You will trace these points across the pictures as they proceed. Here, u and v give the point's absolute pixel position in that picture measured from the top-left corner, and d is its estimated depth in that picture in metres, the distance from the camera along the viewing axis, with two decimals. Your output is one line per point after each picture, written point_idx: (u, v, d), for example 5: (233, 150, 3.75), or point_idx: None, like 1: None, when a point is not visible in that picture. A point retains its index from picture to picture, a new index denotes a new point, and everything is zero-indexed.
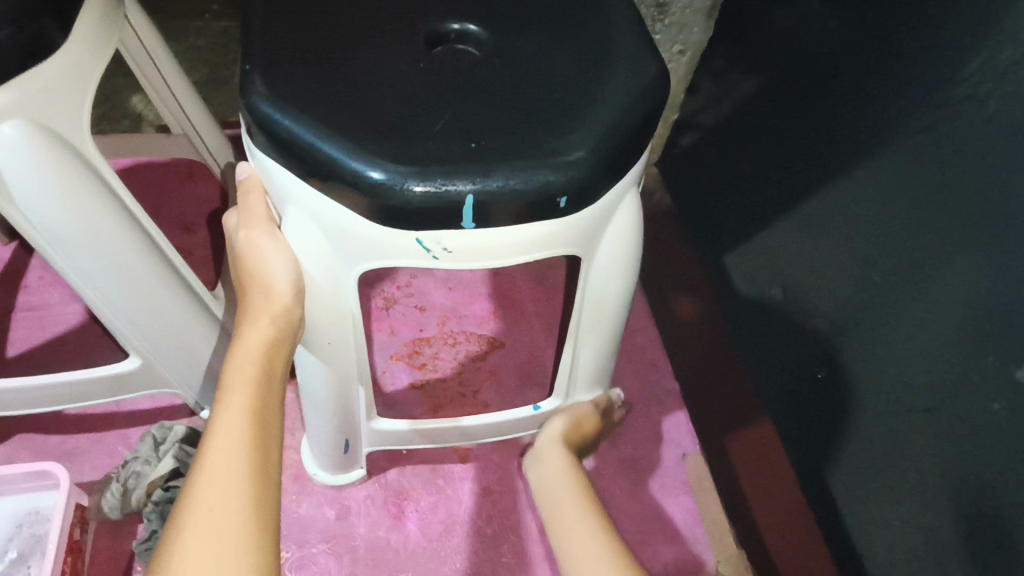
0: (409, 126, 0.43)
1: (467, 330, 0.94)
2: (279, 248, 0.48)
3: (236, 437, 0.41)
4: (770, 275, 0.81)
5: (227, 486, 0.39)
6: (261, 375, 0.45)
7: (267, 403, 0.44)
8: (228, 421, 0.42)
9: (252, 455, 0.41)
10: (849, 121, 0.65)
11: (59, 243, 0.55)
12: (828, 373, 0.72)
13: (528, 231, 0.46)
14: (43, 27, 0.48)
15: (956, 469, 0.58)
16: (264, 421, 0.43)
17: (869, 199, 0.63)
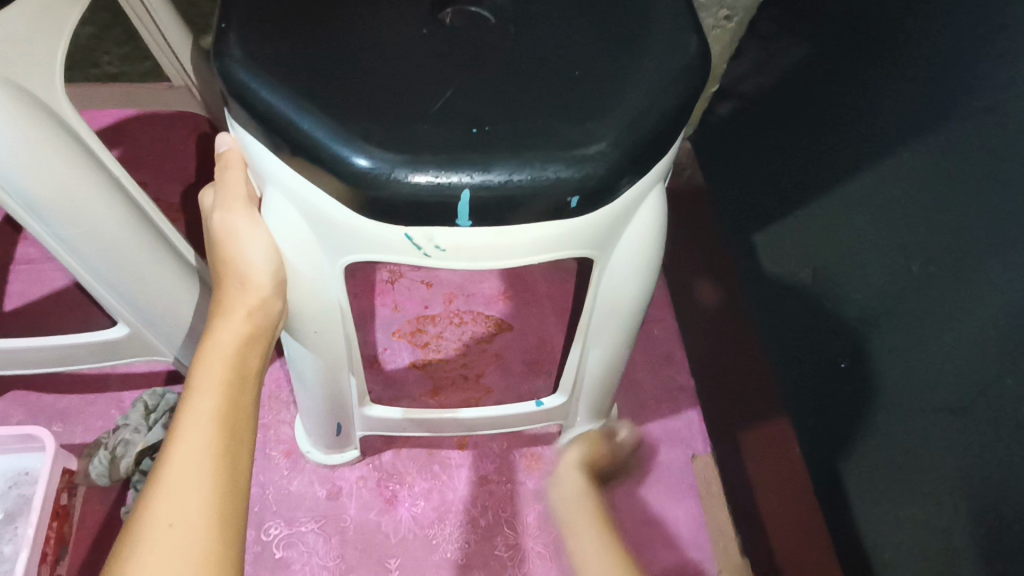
0: (403, 104, 0.37)
1: (475, 309, 0.89)
2: (255, 232, 0.43)
3: (202, 445, 0.38)
4: (800, 258, 0.73)
5: (190, 497, 0.36)
6: (233, 375, 0.41)
7: (238, 407, 0.41)
8: (194, 426, 0.39)
9: (219, 465, 0.38)
10: (902, 102, 0.56)
11: (36, 210, 0.50)
12: (852, 363, 0.64)
13: (532, 233, 0.41)
14: None
15: (981, 500, 0.51)
16: (234, 428, 0.40)
17: (921, 186, 0.54)
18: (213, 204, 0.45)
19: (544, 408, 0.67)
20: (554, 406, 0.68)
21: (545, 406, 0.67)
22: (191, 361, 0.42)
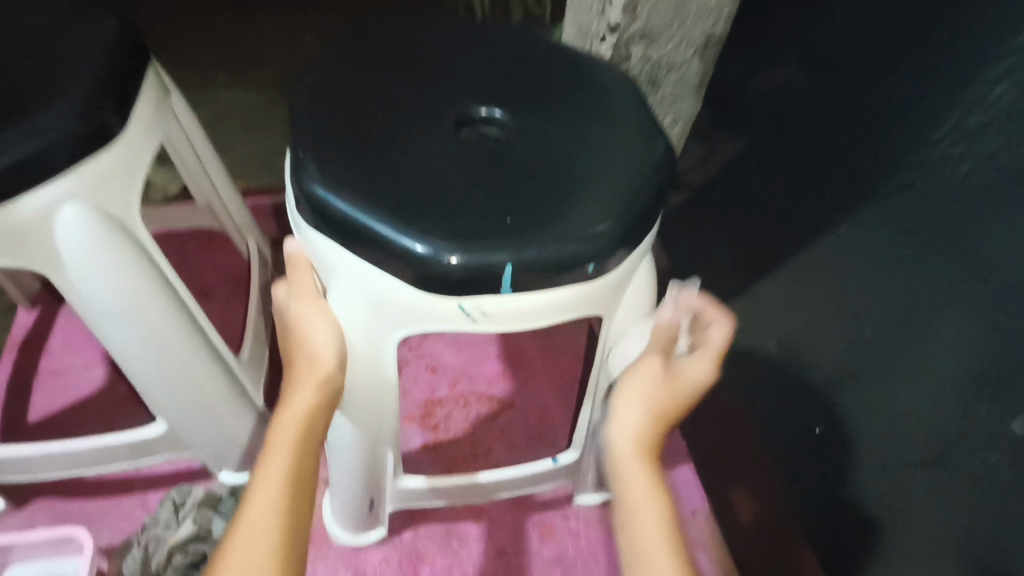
0: (449, 204, 0.47)
1: (478, 390, 0.96)
2: (323, 318, 0.51)
3: (272, 500, 0.43)
4: (761, 329, 0.84)
5: (259, 546, 0.41)
6: (302, 440, 0.47)
7: (303, 470, 0.46)
8: (265, 485, 0.44)
9: (284, 520, 0.43)
10: (834, 182, 0.69)
11: (106, 314, 0.57)
12: (824, 429, 0.74)
13: (557, 297, 0.50)
14: (107, 121, 0.52)
15: (964, 514, 0.58)
16: (299, 487, 0.45)
17: (870, 250, 0.67)
18: (286, 297, 0.53)
19: (560, 463, 0.74)
20: (568, 462, 0.75)
21: (560, 462, 0.74)
22: (267, 428, 0.48)
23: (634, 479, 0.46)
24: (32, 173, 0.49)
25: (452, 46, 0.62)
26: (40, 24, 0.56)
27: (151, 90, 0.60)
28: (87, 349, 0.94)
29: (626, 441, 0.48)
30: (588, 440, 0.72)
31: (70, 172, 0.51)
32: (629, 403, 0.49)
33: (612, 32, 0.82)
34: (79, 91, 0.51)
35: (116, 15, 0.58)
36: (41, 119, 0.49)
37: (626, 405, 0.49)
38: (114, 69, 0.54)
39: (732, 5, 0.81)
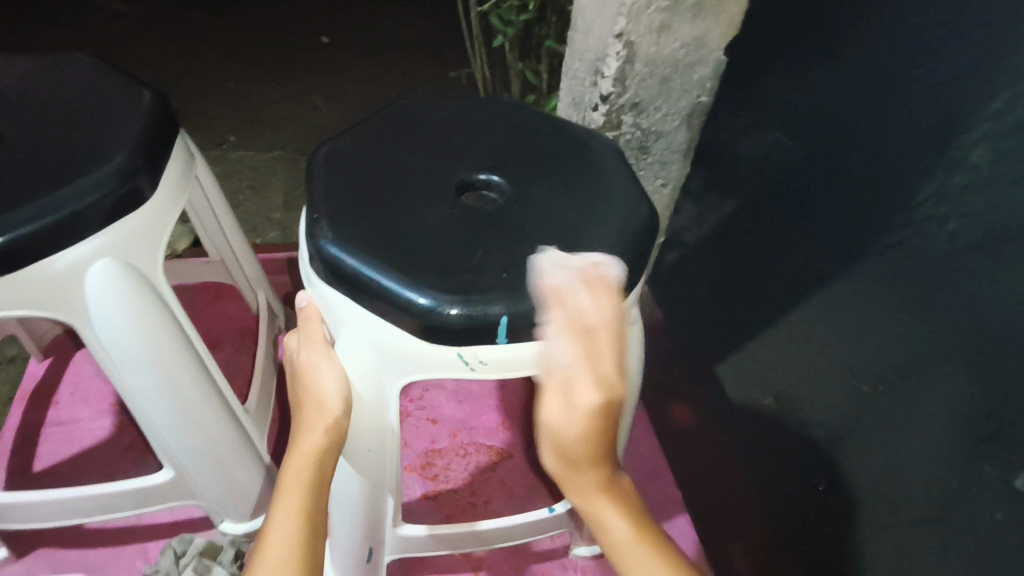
0: (451, 264, 0.53)
1: (478, 441, 0.98)
2: (331, 366, 0.56)
3: (286, 538, 0.49)
4: (762, 386, 0.90)
5: None
6: (312, 481, 0.52)
7: (314, 509, 0.51)
8: (280, 523, 0.50)
9: (297, 558, 0.48)
10: (819, 241, 0.74)
11: (127, 362, 0.61)
12: (828, 486, 0.77)
13: (549, 346, 0.54)
14: (139, 184, 0.57)
15: (962, 562, 0.59)
16: (311, 524, 0.51)
17: (851, 305, 0.70)
18: (297, 346, 0.58)
19: (556, 513, 0.75)
20: (565, 510, 0.76)
21: (557, 511, 0.76)
22: (280, 469, 0.54)
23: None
24: (68, 232, 0.53)
25: (457, 118, 0.68)
26: (82, 98, 0.62)
27: (178, 157, 0.65)
28: (94, 400, 0.96)
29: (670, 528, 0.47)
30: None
31: (102, 231, 0.56)
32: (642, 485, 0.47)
33: (604, 103, 0.93)
34: (115, 158, 0.56)
35: (152, 90, 0.64)
36: (80, 182, 0.54)
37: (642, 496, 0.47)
38: (148, 138, 0.59)
39: (712, 80, 0.90)
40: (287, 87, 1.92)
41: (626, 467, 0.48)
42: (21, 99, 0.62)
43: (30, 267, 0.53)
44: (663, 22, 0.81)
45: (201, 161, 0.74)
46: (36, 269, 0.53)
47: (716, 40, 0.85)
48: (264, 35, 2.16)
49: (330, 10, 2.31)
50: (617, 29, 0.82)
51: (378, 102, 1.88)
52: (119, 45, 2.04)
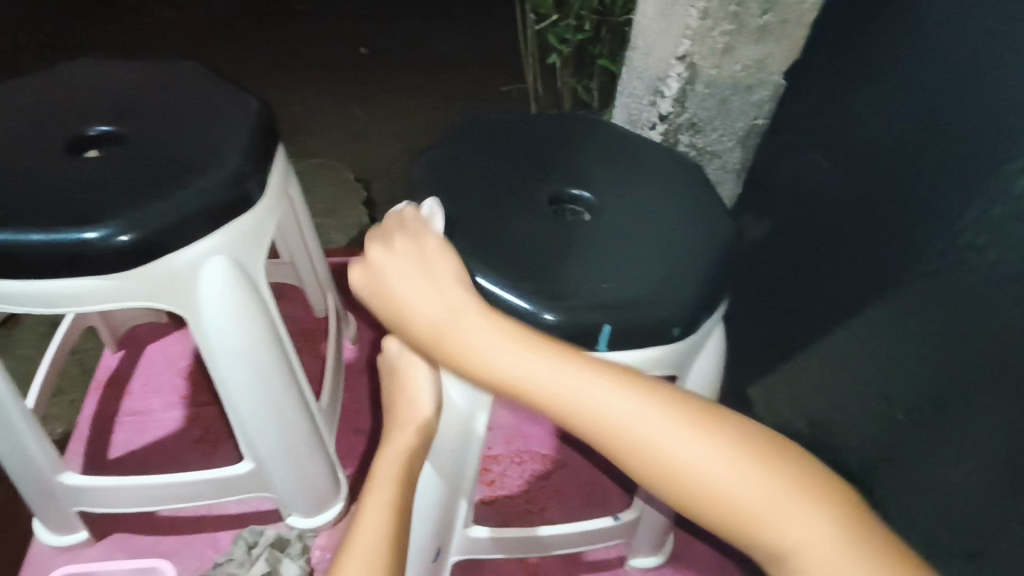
0: (550, 272, 0.55)
1: (532, 449, 0.99)
2: (426, 379, 0.61)
3: (378, 519, 0.55)
4: (816, 407, 0.90)
5: (370, 554, 0.53)
6: (403, 473, 0.58)
7: (404, 496, 0.57)
8: (373, 512, 0.55)
9: (389, 539, 0.54)
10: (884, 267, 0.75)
11: (227, 355, 0.64)
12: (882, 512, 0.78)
13: (640, 354, 0.56)
14: (248, 188, 0.61)
15: None
16: (402, 510, 0.56)
17: (913, 332, 0.71)
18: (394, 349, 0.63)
19: (621, 521, 0.77)
20: (629, 520, 0.78)
21: (622, 520, 0.77)
22: (374, 464, 0.59)
23: (615, 414, 0.46)
24: (186, 232, 0.56)
25: (540, 133, 0.71)
26: (193, 105, 0.66)
27: (280, 163, 0.69)
28: (164, 392, 1.00)
29: (635, 446, 0.45)
30: (649, 501, 0.75)
31: (216, 230, 0.59)
32: (577, 402, 0.46)
33: (662, 121, 0.96)
34: (228, 163, 0.60)
35: (258, 98, 0.68)
36: (199, 185, 0.57)
37: (579, 411, 0.46)
38: (257, 144, 0.63)
39: (772, 102, 0.91)
40: (338, 97, 1.98)
41: (556, 385, 0.47)
42: (137, 104, 0.66)
43: (150, 261, 0.56)
44: (727, 44, 0.84)
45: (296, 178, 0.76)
46: (156, 264, 0.57)
47: (777, 63, 0.86)
48: (317, 44, 2.22)
49: (375, 20, 2.35)
50: (681, 51, 0.86)
51: (424, 114, 1.92)
52: (178, 50, 2.11)
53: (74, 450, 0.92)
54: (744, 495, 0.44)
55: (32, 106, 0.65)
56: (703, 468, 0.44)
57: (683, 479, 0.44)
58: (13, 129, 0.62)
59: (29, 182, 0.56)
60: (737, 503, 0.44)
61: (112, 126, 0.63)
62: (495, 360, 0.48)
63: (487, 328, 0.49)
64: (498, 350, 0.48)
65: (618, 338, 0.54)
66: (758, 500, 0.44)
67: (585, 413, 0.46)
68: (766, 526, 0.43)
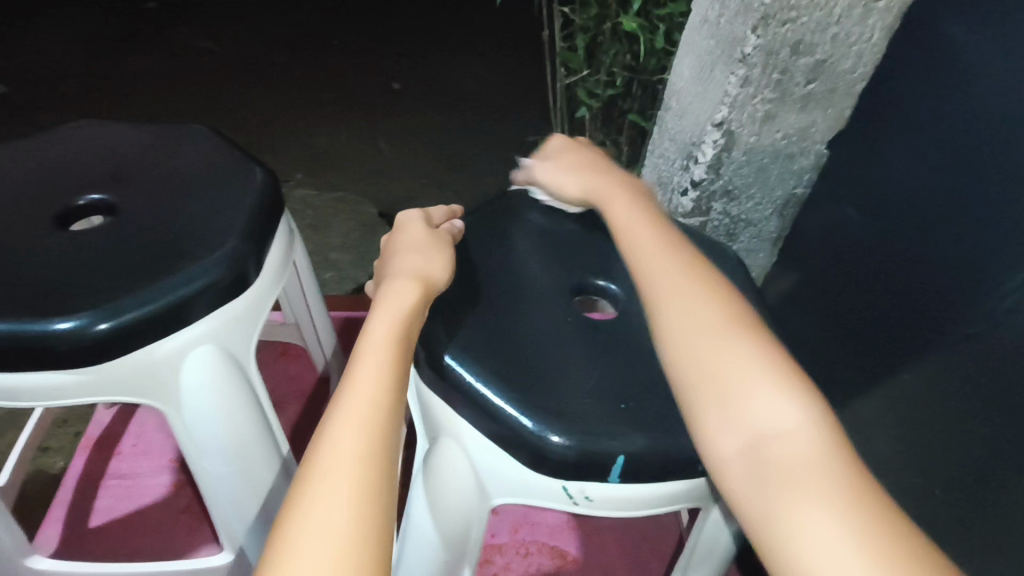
0: (567, 391, 0.51)
1: (539, 540, 0.90)
2: (442, 255, 0.55)
3: (355, 438, 0.40)
4: None
5: (343, 472, 0.38)
6: (394, 366, 0.45)
7: (381, 426, 0.41)
8: (373, 359, 0.44)
9: (372, 450, 0.39)
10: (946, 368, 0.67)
11: (207, 448, 0.59)
12: None
13: (665, 488, 0.51)
14: (246, 270, 0.56)
15: None
16: (382, 438, 0.40)
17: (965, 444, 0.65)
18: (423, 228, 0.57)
19: None
20: None
21: None
22: (371, 307, 0.49)
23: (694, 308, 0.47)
24: (174, 319, 0.52)
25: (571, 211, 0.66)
26: (194, 174, 0.62)
27: (282, 233, 0.64)
28: (155, 454, 0.94)
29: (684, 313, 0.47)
30: None
31: (204, 318, 0.55)
32: (663, 264, 0.50)
33: (693, 187, 0.90)
34: (226, 243, 0.55)
35: (265, 167, 0.64)
36: (190, 267, 0.53)
37: (657, 270, 0.50)
38: (257, 221, 0.58)
39: (811, 171, 0.89)
40: (363, 133, 1.96)
41: (657, 279, 0.49)
42: (136, 171, 0.62)
43: (131, 351, 0.52)
44: (768, 111, 0.79)
45: (302, 250, 0.73)
46: (137, 354, 0.52)
47: (821, 131, 0.83)
48: (344, 77, 2.20)
49: (405, 57, 2.33)
50: (718, 117, 0.81)
51: (448, 156, 1.88)
52: (208, 81, 2.12)
53: (56, 515, 0.87)
54: (741, 384, 0.42)
55: (24, 170, 0.61)
56: (717, 348, 0.44)
57: (689, 333, 0.46)
58: (4, 193, 0.58)
59: (7, 258, 0.52)
60: (734, 380, 0.43)
61: (106, 195, 0.59)
62: (617, 218, 0.56)
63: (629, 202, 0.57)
64: (628, 217, 0.55)
65: (637, 467, 0.49)
66: (756, 389, 0.42)
67: (659, 290, 0.49)
68: (746, 408, 0.41)
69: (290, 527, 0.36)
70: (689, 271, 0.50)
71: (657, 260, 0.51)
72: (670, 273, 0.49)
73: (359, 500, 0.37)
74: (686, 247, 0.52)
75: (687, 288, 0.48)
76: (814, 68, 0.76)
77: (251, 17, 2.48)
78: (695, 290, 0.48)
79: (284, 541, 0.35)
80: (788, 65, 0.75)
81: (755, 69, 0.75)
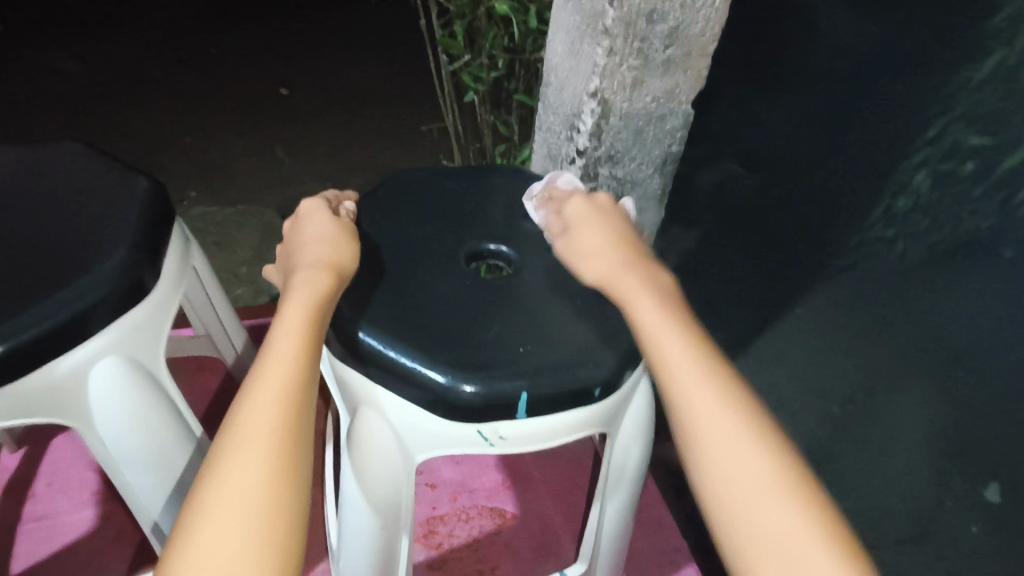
0: (473, 346, 0.55)
1: (479, 504, 0.95)
2: (347, 237, 0.57)
3: (270, 412, 0.43)
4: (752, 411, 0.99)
5: (258, 443, 0.41)
6: (309, 341, 0.47)
7: (298, 399, 0.44)
8: (285, 341, 0.47)
9: (284, 421, 0.43)
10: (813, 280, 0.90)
11: (126, 456, 0.60)
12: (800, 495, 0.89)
13: (569, 416, 0.57)
14: (142, 277, 0.56)
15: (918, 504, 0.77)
16: (298, 410, 0.44)
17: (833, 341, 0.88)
18: (327, 212, 0.59)
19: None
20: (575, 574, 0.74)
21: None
22: (285, 289, 0.51)
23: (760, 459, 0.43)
24: (73, 332, 0.52)
25: (516, 212, 0.70)
26: (74, 191, 0.61)
27: (178, 237, 0.65)
28: (73, 491, 0.91)
29: (718, 461, 0.43)
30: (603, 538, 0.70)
31: (105, 329, 0.55)
32: (694, 398, 0.45)
33: (579, 156, 0.94)
34: (117, 253, 0.55)
35: (149, 176, 0.64)
36: (81, 280, 0.53)
37: (699, 409, 0.45)
38: (147, 228, 0.58)
39: (682, 129, 0.95)
40: (255, 140, 1.91)
41: (703, 424, 0.45)
42: (7, 195, 0.60)
43: (32, 372, 0.51)
44: (635, 78, 0.85)
45: (201, 253, 0.73)
46: (38, 375, 0.52)
47: (686, 92, 0.89)
48: (226, 85, 2.13)
49: (290, 60, 2.28)
50: (592, 87, 0.86)
51: (348, 156, 1.87)
52: (75, 104, 1.98)
53: None
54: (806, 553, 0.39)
55: None
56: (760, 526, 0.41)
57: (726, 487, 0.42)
58: None
59: None
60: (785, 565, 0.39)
61: None
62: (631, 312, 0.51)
63: (642, 285, 0.53)
64: (647, 325, 0.50)
65: (542, 403, 0.54)
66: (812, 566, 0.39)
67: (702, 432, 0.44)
68: None
69: (206, 496, 0.39)
70: (719, 399, 0.45)
71: (692, 386, 0.46)
72: (715, 410, 0.45)
73: (265, 471, 0.40)
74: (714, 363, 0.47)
75: (731, 427, 0.44)
76: (669, 35, 0.81)
77: (114, 32, 2.33)
78: (737, 436, 0.44)
79: (191, 512, 0.39)
80: (645, 34, 0.80)
81: (618, 39, 0.81)
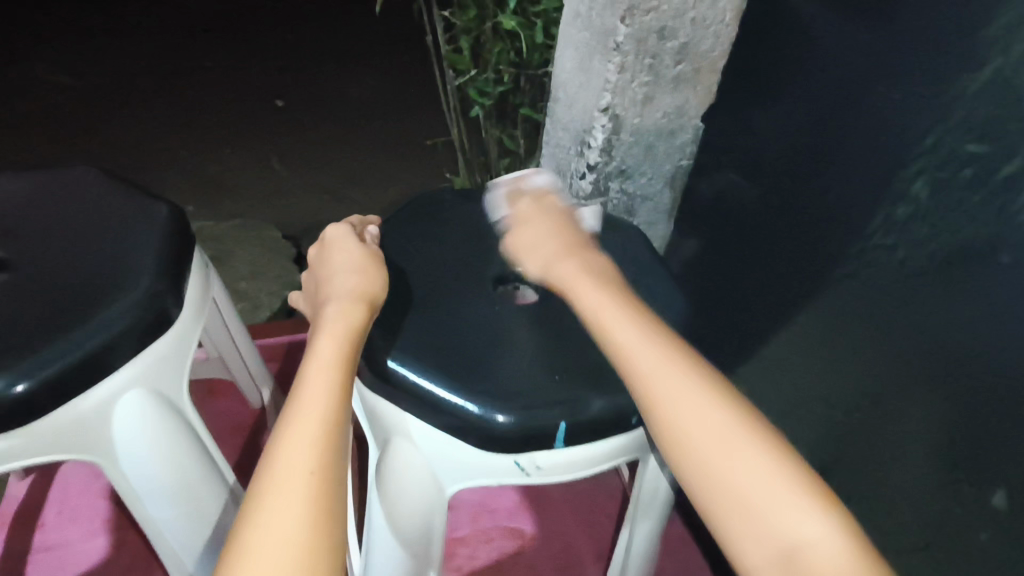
0: (505, 374, 0.54)
1: (500, 525, 0.94)
2: (376, 265, 0.56)
3: (306, 451, 0.42)
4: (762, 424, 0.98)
5: (295, 483, 0.40)
6: (343, 377, 0.46)
7: (333, 437, 0.43)
8: (319, 380, 0.46)
9: (321, 460, 0.42)
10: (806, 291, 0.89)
11: (150, 491, 0.58)
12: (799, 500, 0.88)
13: (604, 444, 0.56)
14: (165, 307, 0.55)
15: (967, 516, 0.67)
16: (332, 449, 0.43)
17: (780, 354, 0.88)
18: (355, 240, 0.58)
19: None
20: None
21: None
22: (317, 323, 0.50)
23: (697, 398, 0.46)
24: (97, 366, 0.51)
25: None
26: (93, 219, 0.60)
27: (199, 266, 0.64)
28: (85, 519, 0.89)
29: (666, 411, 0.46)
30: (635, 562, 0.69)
31: (128, 364, 0.54)
32: (642, 353, 0.48)
33: (590, 171, 0.93)
34: (140, 283, 0.54)
35: (167, 203, 0.63)
36: (104, 313, 0.52)
37: (649, 368, 0.48)
38: (168, 257, 0.57)
39: (691, 144, 0.95)
40: (257, 155, 1.90)
41: (647, 378, 0.47)
42: (24, 225, 0.59)
43: (56, 409, 0.51)
44: (646, 94, 0.84)
45: (219, 281, 0.72)
46: (62, 411, 0.51)
47: (694, 108, 0.90)
48: (225, 100, 2.11)
49: (289, 74, 2.27)
50: (603, 103, 0.84)
51: (351, 169, 1.86)
52: (73, 120, 1.96)
53: None
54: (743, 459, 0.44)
55: None
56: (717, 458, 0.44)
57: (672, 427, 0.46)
58: None
59: None
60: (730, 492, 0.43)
61: None
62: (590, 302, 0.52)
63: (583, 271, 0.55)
64: (596, 302, 0.52)
65: (577, 431, 0.53)
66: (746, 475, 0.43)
67: (648, 393, 0.47)
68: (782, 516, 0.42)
69: (245, 542, 0.38)
70: (661, 354, 0.48)
71: (631, 347, 0.49)
72: (652, 363, 0.48)
73: (304, 516, 0.39)
74: (660, 326, 0.50)
75: (681, 380, 0.47)
76: (680, 50, 0.82)
77: (111, 47, 2.32)
78: (677, 380, 0.47)
79: (228, 564, 0.37)
80: (657, 50, 0.80)
81: (629, 56, 0.79)
